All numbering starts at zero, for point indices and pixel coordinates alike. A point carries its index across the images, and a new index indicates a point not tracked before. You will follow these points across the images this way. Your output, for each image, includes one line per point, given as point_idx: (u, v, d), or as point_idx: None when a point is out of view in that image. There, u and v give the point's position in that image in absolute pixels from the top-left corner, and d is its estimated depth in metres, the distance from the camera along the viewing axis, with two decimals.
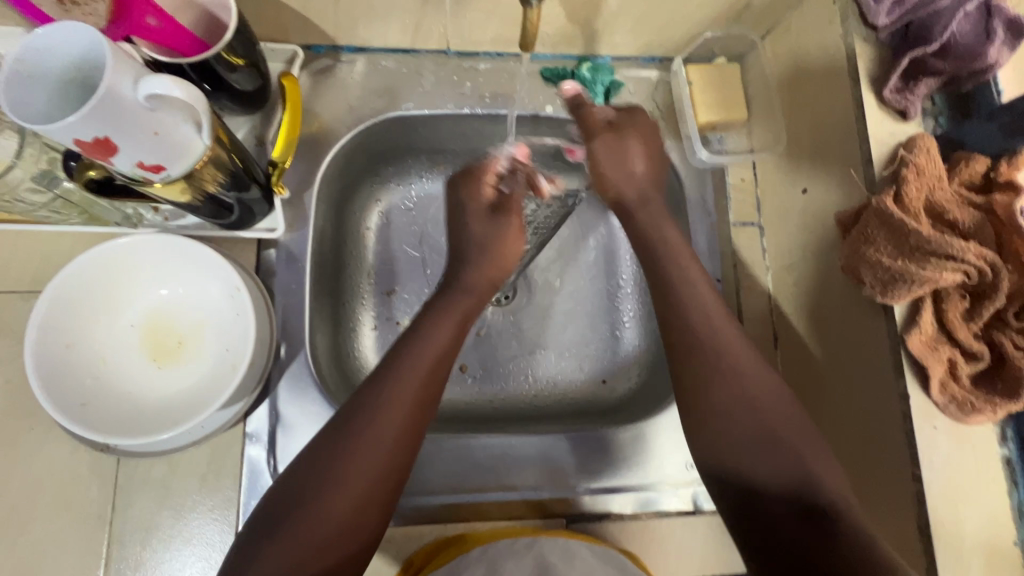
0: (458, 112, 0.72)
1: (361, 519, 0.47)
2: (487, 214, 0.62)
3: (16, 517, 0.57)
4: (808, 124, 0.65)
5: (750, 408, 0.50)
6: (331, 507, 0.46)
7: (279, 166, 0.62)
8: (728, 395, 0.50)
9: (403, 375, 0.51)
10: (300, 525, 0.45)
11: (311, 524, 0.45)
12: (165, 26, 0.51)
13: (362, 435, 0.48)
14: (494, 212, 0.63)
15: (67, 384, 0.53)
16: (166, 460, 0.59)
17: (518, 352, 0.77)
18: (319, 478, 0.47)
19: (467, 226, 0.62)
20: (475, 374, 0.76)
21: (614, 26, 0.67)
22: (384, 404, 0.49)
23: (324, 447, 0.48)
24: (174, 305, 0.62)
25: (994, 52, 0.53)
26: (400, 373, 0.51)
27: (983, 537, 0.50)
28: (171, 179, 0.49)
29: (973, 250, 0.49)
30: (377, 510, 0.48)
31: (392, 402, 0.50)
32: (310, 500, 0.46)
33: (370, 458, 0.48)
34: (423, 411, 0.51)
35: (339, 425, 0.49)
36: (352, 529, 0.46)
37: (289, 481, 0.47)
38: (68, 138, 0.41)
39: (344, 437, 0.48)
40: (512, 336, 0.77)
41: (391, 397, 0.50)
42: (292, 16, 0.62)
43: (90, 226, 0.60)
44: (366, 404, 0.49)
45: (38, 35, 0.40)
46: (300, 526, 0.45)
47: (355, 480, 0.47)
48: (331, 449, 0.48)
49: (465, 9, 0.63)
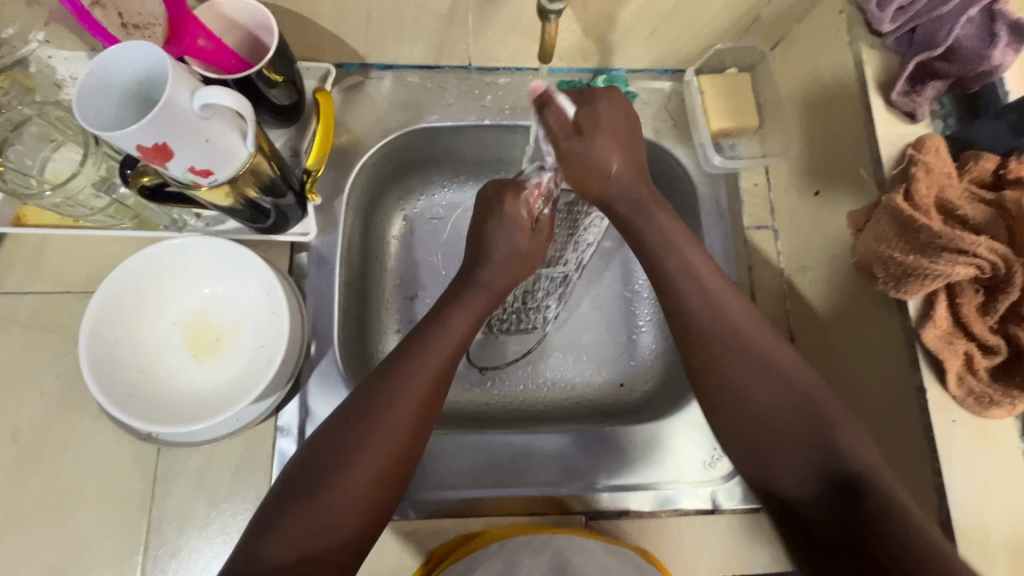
0: (479, 124, 0.76)
1: (381, 493, 0.49)
2: (529, 232, 0.63)
3: (64, 503, 0.60)
4: (819, 129, 0.67)
5: (774, 387, 0.51)
6: (356, 476, 0.48)
7: (313, 174, 0.66)
8: (756, 371, 0.52)
9: (420, 359, 0.55)
10: (320, 495, 0.47)
11: (319, 507, 0.47)
12: (213, 47, 0.56)
13: (376, 417, 0.51)
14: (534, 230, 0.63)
15: (115, 375, 0.57)
16: (203, 451, 0.62)
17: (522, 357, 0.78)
18: (338, 453, 0.49)
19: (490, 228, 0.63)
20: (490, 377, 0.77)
21: (629, 40, 0.70)
22: (410, 382, 0.53)
23: (347, 420, 0.51)
24: (214, 304, 0.66)
25: (999, 55, 0.55)
26: (423, 353, 0.55)
27: (1008, 533, 0.49)
28: (218, 183, 0.54)
29: (986, 245, 0.50)
30: (395, 485, 0.51)
31: (416, 379, 0.53)
32: (326, 480, 0.48)
33: (394, 430, 0.51)
34: (437, 397, 0.54)
35: (362, 404, 0.52)
36: (372, 501, 0.49)
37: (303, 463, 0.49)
38: (132, 145, 0.45)
39: (364, 415, 0.51)
40: (521, 347, 0.79)
41: (413, 379, 0.53)
42: (326, 37, 0.67)
43: (140, 231, 0.64)
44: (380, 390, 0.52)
45: (110, 52, 0.44)
46: (325, 496, 0.47)
47: (365, 463, 0.49)
48: (357, 420, 0.51)
49: (487, 27, 0.67)
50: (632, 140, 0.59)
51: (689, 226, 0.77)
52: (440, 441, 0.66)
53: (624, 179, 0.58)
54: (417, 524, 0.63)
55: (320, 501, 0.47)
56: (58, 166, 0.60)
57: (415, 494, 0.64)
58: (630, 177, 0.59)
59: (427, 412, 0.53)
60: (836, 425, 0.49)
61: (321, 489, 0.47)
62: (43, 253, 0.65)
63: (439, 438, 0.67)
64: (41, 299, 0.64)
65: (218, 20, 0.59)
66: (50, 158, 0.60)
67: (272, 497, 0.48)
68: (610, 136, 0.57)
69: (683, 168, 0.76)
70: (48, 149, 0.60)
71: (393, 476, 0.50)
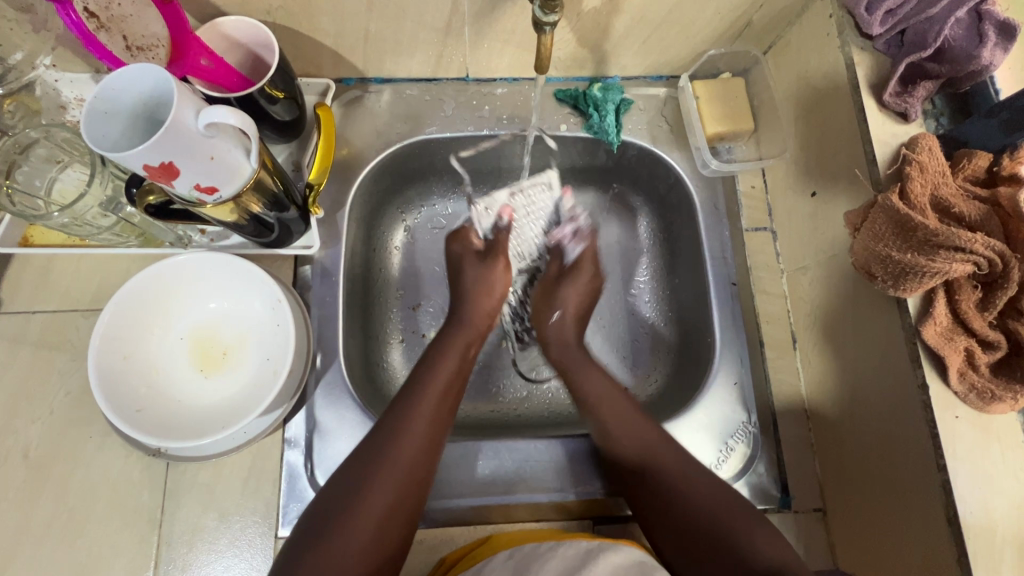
0: (477, 134, 0.77)
1: (389, 533, 0.50)
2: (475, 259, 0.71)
3: (75, 520, 0.61)
4: (812, 131, 0.68)
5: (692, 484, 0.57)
6: (365, 515, 0.49)
7: (315, 189, 0.67)
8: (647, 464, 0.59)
9: (423, 398, 0.57)
10: (330, 539, 0.48)
11: (332, 551, 0.47)
12: (215, 66, 0.57)
13: (384, 458, 0.52)
14: (482, 257, 0.71)
15: (124, 392, 0.58)
16: (211, 464, 0.63)
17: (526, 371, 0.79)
18: (346, 494, 0.50)
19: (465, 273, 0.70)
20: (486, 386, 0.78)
21: (623, 48, 0.72)
22: (410, 425, 0.55)
23: (359, 457, 0.53)
24: (220, 319, 0.66)
25: (988, 54, 0.55)
26: (422, 394, 0.57)
27: (1016, 527, 0.49)
28: (223, 200, 0.54)
29: (983, 242, 0.50)
30: (400, 526, 0.51)
31: (415, 424, 0.55)
32: (338, 522, 0.49)
33: (395, 471, 0.52)
34: (438, 437, 0.56)
35: (367, 449, 0.53)
36: (379, 545, 0.49)
37: (322, 501, 0.51)
38: (138, 165, 0.46)
39: (373, 455, 0.53)
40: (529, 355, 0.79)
41: (415, 411, 0.56)
42: (325, 52, 0.68)
43: (145, 248, 0.65)
44: (388, 429, 0.54)
45: (116, 74, 0.45)
46: (333, 537, 0.48)
47: (373, 503, 0.50)
48: (364, 462, 0.52)
49: (483, 39, 0.68)
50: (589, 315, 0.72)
51: (688, 230, 0.78)
52: (446, 449, 0.67)
53: (567, 334, 0.69)
54: (426, 534, 0.65)
55: (332, 543, 0.47)
56: (64, 187, 0.61)
57: (424, 504, 0.65)
58: (574, 342, 0.69)
59: (433, 452, 0.55)
60: (744, 524, 0.53)
61: (334, 532, 0.48)
62: (50, 272, 0.66)
63: (445, 447, 0.67)
64: (49, 317, 0.65)
65: (220, 39, 0.60)
66: (57, 179, 0.61)
67: (288, 545, 0.49)
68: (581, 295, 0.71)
69: (680, 172, 0.77)
70: (56, 169, 0.61)
71: (399, 516, 0.51)
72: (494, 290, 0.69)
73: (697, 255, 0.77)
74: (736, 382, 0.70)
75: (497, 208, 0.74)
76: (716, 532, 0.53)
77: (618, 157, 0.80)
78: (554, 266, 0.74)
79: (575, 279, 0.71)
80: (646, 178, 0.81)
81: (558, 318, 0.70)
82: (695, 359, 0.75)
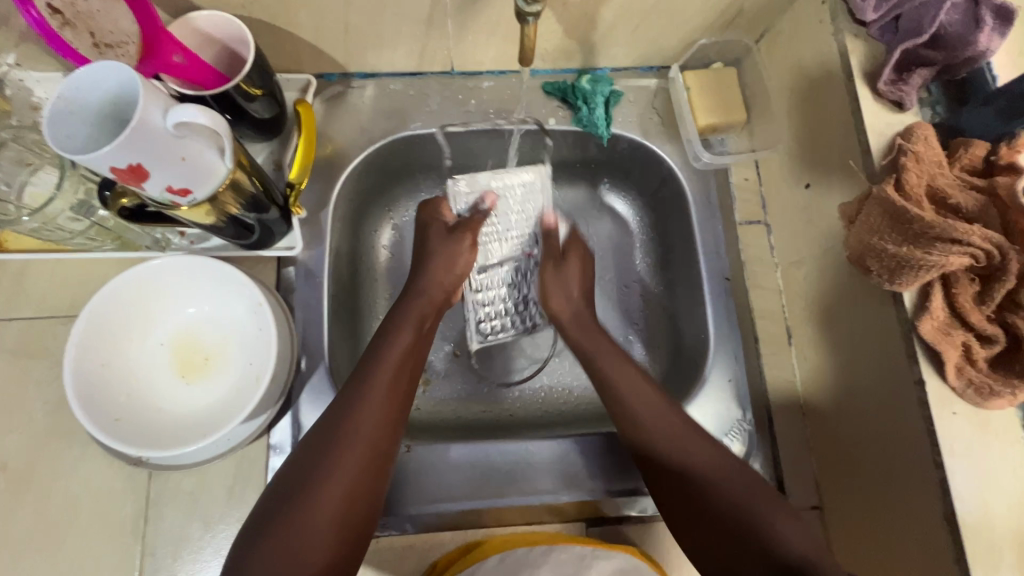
0: (465, 129, 0.75)
1: (354, 511, 0.48)
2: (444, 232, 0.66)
3: (56, 531, 0.59)
4: (805, 121, 0.66)
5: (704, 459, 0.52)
6: (328, 491, 0.47)
7: (296, 188, 0.65)
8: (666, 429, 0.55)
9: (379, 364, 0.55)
10: (293, 517, 0.46)
11: (292, 527, 0.45)
12: (189, 63, 0.55)
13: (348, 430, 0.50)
14: (452, 231, 0.66)
15: (102, 401, 0.56)
16: (195, 473, 0.62)
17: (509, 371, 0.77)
18: (310, 464, 0.49)
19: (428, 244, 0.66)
20: (473, 386, 0.76)
21: (611, 39, 0.70)
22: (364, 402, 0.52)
23: (321, 428, 0.51)
24: (202, 324, 0.65)
25: (985, 40, 0.53)
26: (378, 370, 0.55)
27: (1015, 525, 0.48)
28: (197, 202, 0.53)
29: (979, 232, 0.49)
30: (366, 499, 0.49)
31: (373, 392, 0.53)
32: (298, 494, 0.47)
33: (358, 441, 0.50)
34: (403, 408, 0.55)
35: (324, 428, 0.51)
36: (343, 521, 0.47)
37: (288, 473, 0.49)
38: (104, 166, 0.44)
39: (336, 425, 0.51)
40: (520, 354, 0.78)
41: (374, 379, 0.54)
42: (305, 48, 0.66)
43: (121, 251, 0.63)
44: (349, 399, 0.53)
45: (80, 74, 0.43)
46: (297, 515, 0.46)
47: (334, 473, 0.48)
48: (326, 434, 0.50)
49: (467, 32, 0.66)
50: (591, 289, 0.69)
51: (680, 223, 0.76)
52: (434, 452, 0.65)
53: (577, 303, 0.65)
54: (416, 538, 0.65)
55: (291, 519, 0.45)
56: (36, 189, 0.59)
57: (413, 509, 0.63)
58: (585, 309, 0.66)
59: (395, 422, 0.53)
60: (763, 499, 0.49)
61: (294, 506, 0.46)
62: (25, 279, 0.64)
63: (434, 449, 0.65)
64: (25, 324, 0.63)
65: (193, 34, 0.58)
66: (28, 182, 0.59)
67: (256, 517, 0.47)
68: (579, 266, 0.68)
69: (671, 166, 0.75)
70: (26, 172, 0.59)
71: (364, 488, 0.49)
72: (456, 265, 0.65)
73: (690, 250, 0.75)
74: (729, 380, 0.69)
75: (479, 192, 0.70)
76: (734, 508, 0.49)
77: (608, 151, 0.78)
78: (554, 241, 0.69)
79: (574, 253, 0.68)
80: (637, 171, 0.79)
81: (566, 296, 0.66)
82: (689, 356, 0.74)
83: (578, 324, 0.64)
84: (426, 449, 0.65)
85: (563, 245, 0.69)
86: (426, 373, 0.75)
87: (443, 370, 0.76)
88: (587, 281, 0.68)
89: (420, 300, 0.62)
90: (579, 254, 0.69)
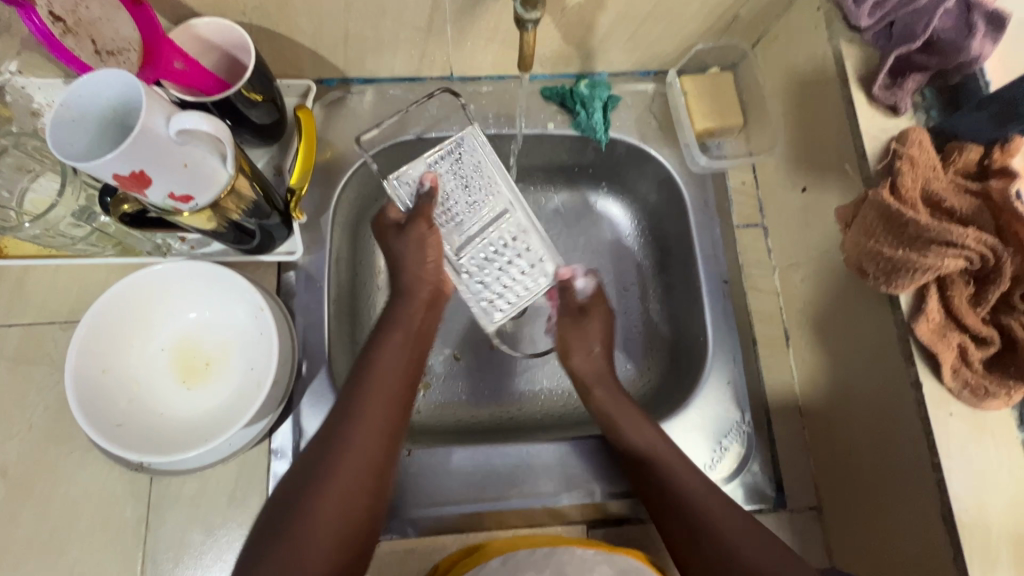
0: (465, 134, 0.75)
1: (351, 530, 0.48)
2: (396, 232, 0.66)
3: (57, 537, 0.59)
4: (802, 125, 0.67)
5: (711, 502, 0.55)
6: (327, 508, 0.48)
7: (296, 193, 0.65)
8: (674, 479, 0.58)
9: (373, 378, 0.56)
10: (292, 534, 0.46)
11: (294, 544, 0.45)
12: (189, 69, 0.56)
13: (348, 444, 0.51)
14: (404, 228, 0.65)
15: (103, 406, 0.56)
16: (196, 477, 0.62)
17: (508, 374, 0.77)
18: (310, 479, 0.49)
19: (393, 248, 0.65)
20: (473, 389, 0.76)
21: (609, 44, 0.70)
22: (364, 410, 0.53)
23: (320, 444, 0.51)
24: (202, 328, 0.65)
25: (977, 45, 0.54)
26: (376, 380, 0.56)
27: (1011, 525, 0.49)
28: (199, 208, 0.53)
29: (974, 236, 0.50)
30: (365, 513, 0.50)
31: (373, 407, 0.54)
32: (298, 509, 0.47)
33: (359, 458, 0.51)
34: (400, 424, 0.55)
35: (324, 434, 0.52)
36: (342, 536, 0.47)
37: (287, 487, 0.49)
38: (107, 174, 0.44)
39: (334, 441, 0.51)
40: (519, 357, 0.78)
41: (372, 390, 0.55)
42: (305, 53, 0.67)
43: (123, 257, 0.64)
44: (348, 412, 0.53)
45: (83, 81, 0.43)
46: (297, 532, 0.46)
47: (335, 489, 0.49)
48: (327, 446, 0.51)
49: (466, 37, 0.66)
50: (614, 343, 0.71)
51: (679, 227, 0.77)
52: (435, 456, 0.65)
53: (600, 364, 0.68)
54: (417, 542, 0.64)
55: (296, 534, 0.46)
56: (37, 196, 0.59)
57: (414, 512, 0.64)
58: (608, 369, 0.68)
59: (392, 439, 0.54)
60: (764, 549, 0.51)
61: (296, 524, 0.46)
62: (25, 284, 0.64)
63: (435, 453, 0.66)
64: (26, 329, 0.63)
65: (193, 41, 0.58)
66: (30, 189, 0.59)
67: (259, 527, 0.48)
68: (601, 326, 0.70)
69: (669, 169, 0.76)
70: (27, 179, 0.59)
71: (362, 504, 0.49)
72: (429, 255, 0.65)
73: (688, 252, 0.76)
74: (727, 381, 0.70)
75: (419, 177, 0.69)
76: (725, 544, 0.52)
77: (607, 155, 0.79)
78: (570, 296, 0.71)
79: (595, 312, 0.71)
80: (636, 174, 0.80)
81: (587, 354, 0.68)
82: (688, 358, 0.74)
83: (601, 385, 0.66)
84: (427, 452, 0.66)
85: (581, 301, 0.71)
86: (426, 376, 0.76)
87: (443, 373, 0.77)
88: (610, 342, 0.70)
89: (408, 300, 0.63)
90: (601, 312, 0.71)
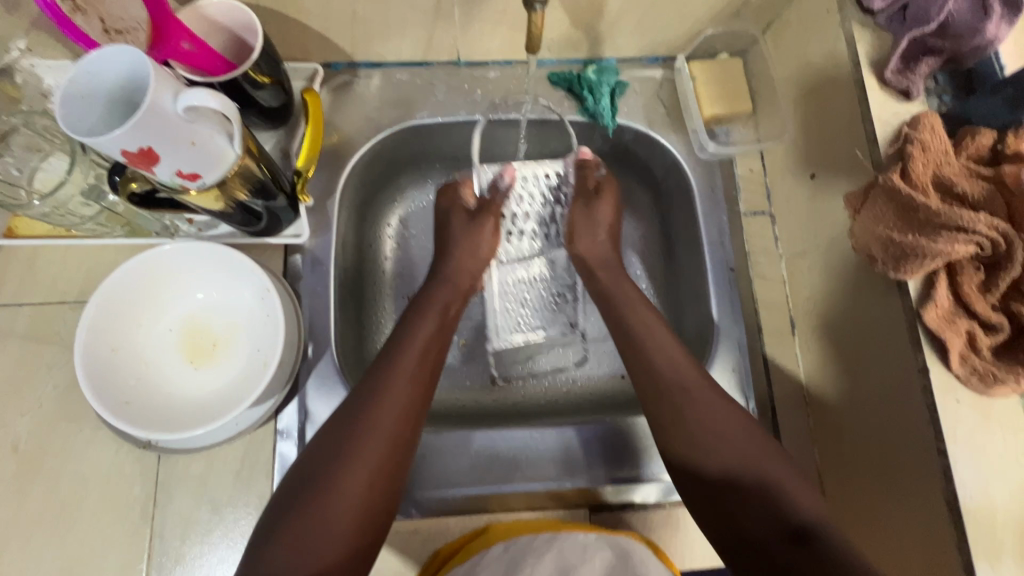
0: (470, 119, 0.76)
1: (381, 494, 0.49)
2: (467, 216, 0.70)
3: (66, 513, 0.60)
4: (811, 112, 0.67)
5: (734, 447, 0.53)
6: (355, 478, 0.48)
7: (302, 176, 0.65)
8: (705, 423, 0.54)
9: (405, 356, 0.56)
10: (324, 499, 0.47)
11: (332, 503, 0.47)
12: (198, 50, 0.55)
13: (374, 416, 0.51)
14: (472, 214, 0.70)
15: (112, 385, 0.57)
16: (203, 457, 0.62)
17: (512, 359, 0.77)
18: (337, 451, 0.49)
19: (450, 227, 0.70)
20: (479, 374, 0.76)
21: (618, 29, 0.70)
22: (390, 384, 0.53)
23: (345, 413, 0.52)
24: (210, 310, 0.65)
25: (993, 27, 0.54)
26: (386, 396, 0.52)
27: (1017, 514, 0.48)
28: (207, 187, 0.53)
29: (985, 221, 0.49)
30: (393, 479, 0.50)
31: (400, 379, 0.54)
32: (325, 479, 0.48)
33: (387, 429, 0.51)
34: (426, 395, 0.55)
35: (323, 451, 0.49)
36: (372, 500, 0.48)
37: (315, 452, 0.50)
38: (116, 150, 0.45)
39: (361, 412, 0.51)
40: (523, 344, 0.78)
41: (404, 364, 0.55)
42: (311, 36, 0.67)
43: (132, 238, 0.64)
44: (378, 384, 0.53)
45: (92, 56, 0.44)
46: (325, 501, 0.46)
47: (362, 462, 0.48)
48: (354, 418, 0.51)
49: (474, 21, 0.66)
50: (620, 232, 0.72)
51: (685, 214, 0.77)
52: (439, 440, 0.66)
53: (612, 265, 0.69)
54: (422, 523, 0.65)
55: (329, 499, 0.47)
56: (47, 175, 0.59)
57: (419, 494, 0.64)
58: (615, 271, 0.69)
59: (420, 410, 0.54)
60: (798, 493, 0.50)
61: (327, 488, 0.47)
62: (35, 264, 0.65)
63: (440, 437, 0.66)
64: (35, 309, 0.64)
65: (202, 22, 0.58)
66: (39, 168, 0.59)
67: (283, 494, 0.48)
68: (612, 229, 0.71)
69: (677, 156, 0.76)
70: (38, 158, 0.59)
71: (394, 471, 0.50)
72: (480, 251, 0.69)
73: (694, 239, 0.76)
74: (732, 369, 0.70)
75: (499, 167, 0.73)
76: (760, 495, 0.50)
77: (614, 142, 0.79)
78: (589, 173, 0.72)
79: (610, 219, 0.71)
80: (646, 164, 0.79)
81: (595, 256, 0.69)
82: (693, 350, 0.74)
83: (610, 293, 0.67)
84: (432, 435, 0.66)
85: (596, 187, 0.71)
86: None
87: (447, 359, 0.77)
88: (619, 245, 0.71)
89: (447, 287, 0.65)
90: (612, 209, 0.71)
